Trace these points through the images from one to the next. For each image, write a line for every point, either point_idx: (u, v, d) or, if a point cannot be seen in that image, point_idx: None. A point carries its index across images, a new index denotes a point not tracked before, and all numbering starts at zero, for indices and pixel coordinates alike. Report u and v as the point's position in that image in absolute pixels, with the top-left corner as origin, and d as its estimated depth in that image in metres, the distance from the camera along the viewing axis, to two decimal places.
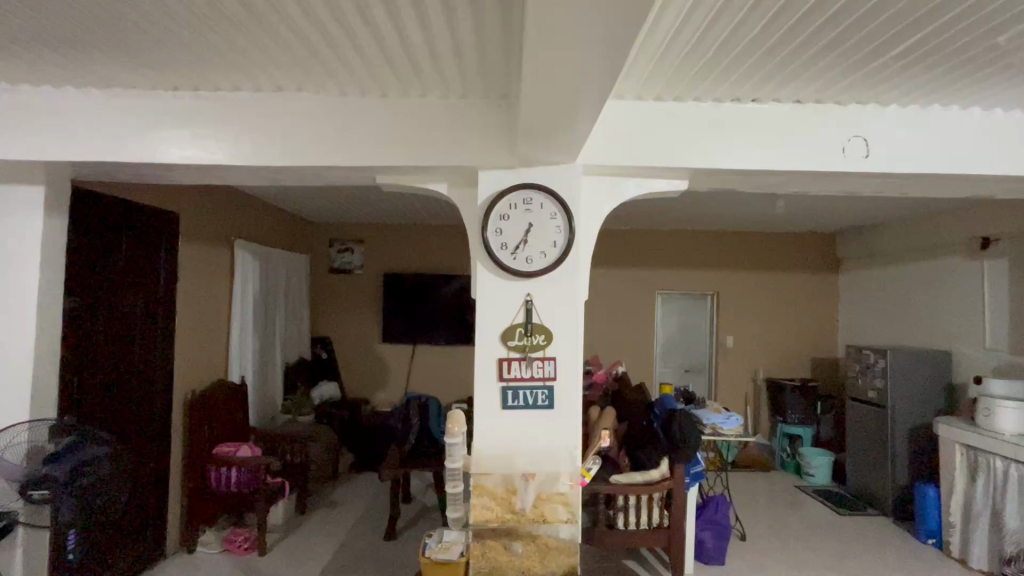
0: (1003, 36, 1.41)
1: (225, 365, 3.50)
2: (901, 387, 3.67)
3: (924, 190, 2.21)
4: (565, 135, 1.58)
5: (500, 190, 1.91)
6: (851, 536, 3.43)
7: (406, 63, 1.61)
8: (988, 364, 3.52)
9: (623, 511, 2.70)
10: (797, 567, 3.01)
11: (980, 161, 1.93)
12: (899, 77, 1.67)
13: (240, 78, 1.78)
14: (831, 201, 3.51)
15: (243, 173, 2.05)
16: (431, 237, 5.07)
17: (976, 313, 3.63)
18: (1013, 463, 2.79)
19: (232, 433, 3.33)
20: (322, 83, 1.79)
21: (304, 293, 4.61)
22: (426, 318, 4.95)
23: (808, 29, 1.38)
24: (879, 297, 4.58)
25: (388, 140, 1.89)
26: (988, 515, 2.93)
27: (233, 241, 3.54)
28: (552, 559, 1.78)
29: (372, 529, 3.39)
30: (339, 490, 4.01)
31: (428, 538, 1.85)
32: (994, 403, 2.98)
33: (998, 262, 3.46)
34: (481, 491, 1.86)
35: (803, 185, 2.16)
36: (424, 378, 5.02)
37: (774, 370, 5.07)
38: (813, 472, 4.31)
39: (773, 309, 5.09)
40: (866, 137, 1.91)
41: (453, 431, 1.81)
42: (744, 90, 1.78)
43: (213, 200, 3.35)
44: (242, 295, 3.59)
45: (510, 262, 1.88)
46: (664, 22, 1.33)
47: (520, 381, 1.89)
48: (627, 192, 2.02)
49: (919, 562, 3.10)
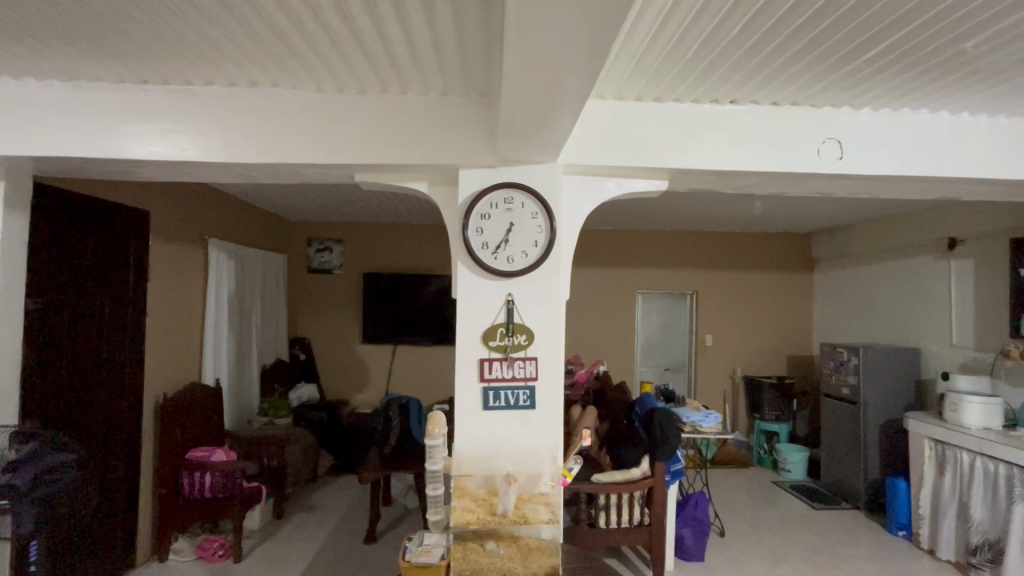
0: (970, 42, 1.44)
1: (199, 367, 3.41)
2: (873, 384, 3.77)
3: (895, 192, 2.27)
4: (546, 134, 1.57)
5: (480, 190, 1.89)
6: (826, 529, 3.51)
7: (385, 59, 1.58)
8: (954, 360, 3.64)
9: (604, 510, 2.71)
10: (775, 561, 3.06)
11: (948, 164, 1.99)
12: (872, 81, 1.71)
13: (212, 72, 1.73)
14: (807, 202, 3.57)
15: (216, 170, 2.00)
16: (412, 236, 5.02)
17: (943, 312, 3.75)
18: (979, 456, 2.88)
19: (207, 437, 3.25)
20: (298, 79, 1.75)
21: (281, 293, 4.53)
22: (407, 318, 4.90)
23: (784, 32, 1.39)
24: (852, 296, 4.69)
25: (366, 138, 1.86)
26: (955, 507, 3.02)
27: (207, 240, 3.45)
28: (535, 560, 1.75)
29: (351, 532, 3.34)
30: (318, 493, 3.94)
31: (410, 540, 1.85)
32: (960, 398, 3.09)
33: (964, 262, 3.58)
34: (462, 492, 1.82)
35: (779, 186, 2.20)
36: (405, 379, 4.97)
37: (751, 367, 5.15)
38: (790, 467, 4.41)
39: (750, 309, 5.18)
40: (839, 139, 1.95)
41: (433, 432, 1.77)
42: (722, 92, 1.80)
43: (186, 198, 3.25)
44: (217, 295, 3.50)
45: (491, 262, 1.86)
46: (644, 22, 1.33)
47: (502, 381, 1.88)
48: (607, 191, 2.02)
49: (891, 554, 3.18)
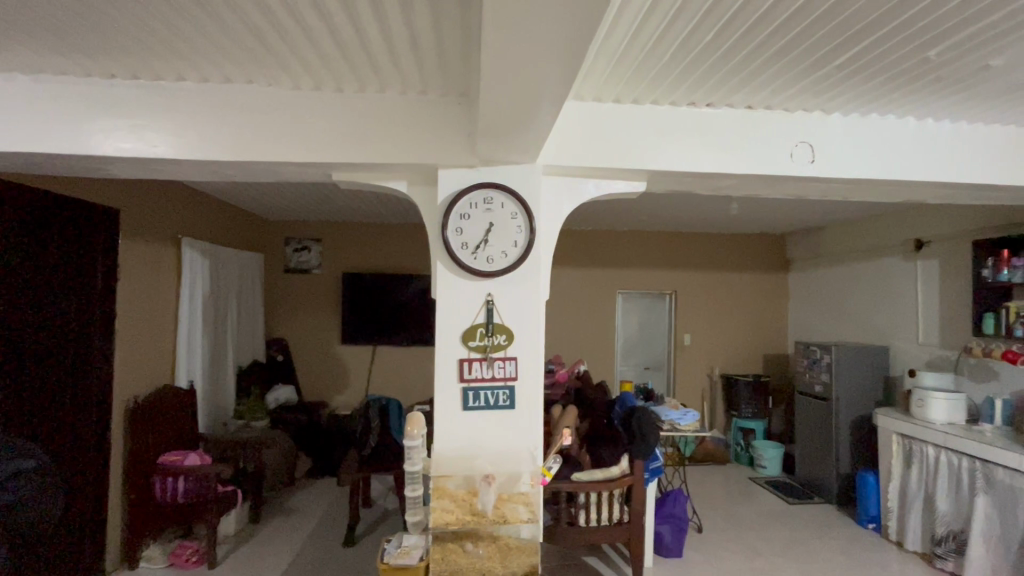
0: (933, 51, 1.50)
1: (172, 369, 3.33)
2: (845, 381, 3.87)
3: (864, 194, 2.34)
4: (525, 134, 1.58)
5: (459, 189, 1.89)
6: (800, 523, 3.59)
7: (362, 57, 1.56)
8: (920, 357, 3.76)
9: (584, 508, 2.73)
10: (751, 556, 3.12)
11: (913, 169, 2.06)
12: (841, 86, 1.75)
13: (183, 68, 1.69)
14: (781, 203, 3.65)
15: (189, 168, 1.95)
16: (392, 236, 4.98)
17: (910, 311, 3.87)
18: (943, 450, 2.99)
19: (180, 440, 3.16)
20: (274, 76, 1.72)
21: (258, 293, 4.45)
22: (387, 318, 4.85)
23: (755, 38, 1.43)
24: (825, 296, 4.81)
25: (344, 136, 1.84)
26: (921, 500, 3.13)
27: (180, 239, 3.37)
28: (514, 560, 1.74)
29: (329, 535, 3.30)
30: (295, 497, 3.87)
31: (388, 542, 1.83)
32: (925, 394, 3.19)
33: (930, 263, 3.71)
34: (442, 493, 1.80)
35: (753, 188, 2.24)
36: (385, 379, 4.93)
37: (728, 366, 5.25)
38: (765, 463, 4.51)
39: (727, 309, 5.27)
40: (811, 143, 2.00)
41: (412, 433, 1.76)
42: (698, 95, 1.83)
43: (158, 197, 3.17)
44: (191, 295, 3.43)
45: (471, 262, 1.86)
46: (623, 23, 1.34)
47: (481, 382, 1.88)
48: (586, 192, 2.04)
49: (861, 546, 3.28)
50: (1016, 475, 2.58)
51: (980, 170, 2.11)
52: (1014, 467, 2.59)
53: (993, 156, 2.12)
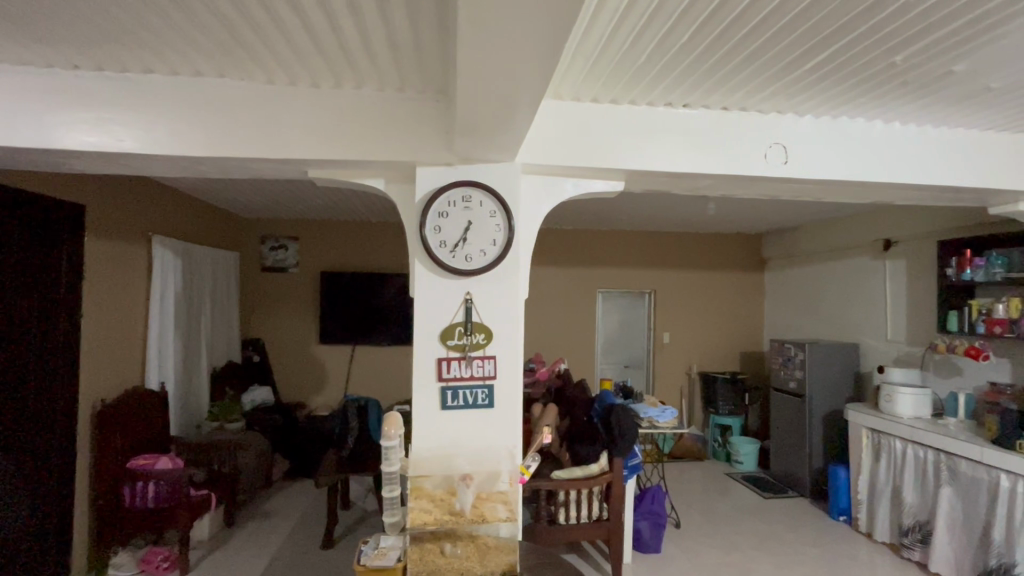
0: (899, 56, 1.54)
1: (142, 370, 3.25)
2: (818, 377, 3.97)
3: (836, 195, 2.40)
4: (503, 133, 1.57)
5: (437, 187, 1.87)
6: (774, 516, 3.67)
7: (338, 51, 1.54)
8: (889, 354, 3.87)
9: (564, 506, 2.74)
10: (727, 550, 3.17)
11: (882, 171, 2.12)
12: (814, 89, 1.79)
13: (152, 60, 1.64)
14: (756, 203, 3.72)
15: (159, 163, 1.90)
16: (372, 235, 4.92)
17: (879, 309, 3.99)
18: (910, 443, 3.09)
19: (150, 443, 3.08)
20: (248, 70, 1.69)
21: (233, 292, 4.35)
22: (366, 318, 4.79)
23: (729, 41, 1.45)
24: (799, 294, 4.92)
25: (320, 133, 1.81)
26: (890, 491, 3.23)
27: (151, 237, 3.28)
28: (492, 559, 1.66)
29: (307, 538, 3.25)
30: (272, 500, 3.80)
31: (365, 544, 1.77)
32: (893, 390, 3.29)
33: (898, 262, 3.82)
34: (419, 493, 1.73)
35: (729, 189, 2.28)
36: (364, 379, 4.87)
37: (706, 363, 5.33)
38: (742, 459, 4.59)
39: (705, 308, 5.36)
40: (784, 144, 2.04)
41: (389, 433, 1.71)
42: (675, 96, 1.85)
43: (126, 193, 3.08)
44: (163, 293, 3.36)
45: (450, 261, 1.85)
46: (600, 23, 1.35)
47: (459, 381, 1.87)
48: (564, 192, 2.04)
49: (832, 537, 3.37)
50: (977, 467, 2.69)
51: (943, 172, 2.18)
52: (975, 458, 2.69)
53: (957, 160, 2.20)
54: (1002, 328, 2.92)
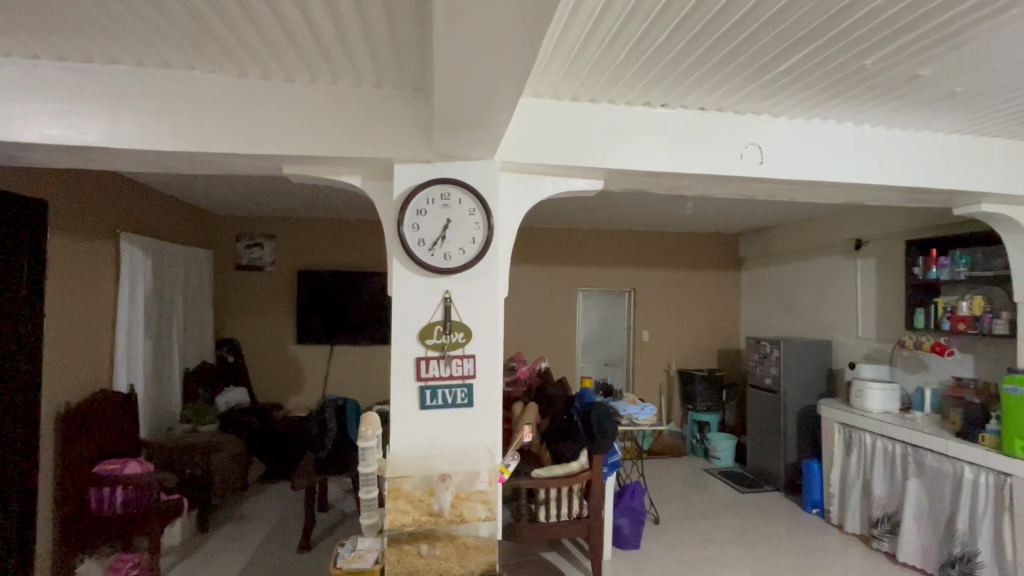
0: (869, 59, 1.58)
1: (110, 372, 3.15)
2: (792, 373, 4.06)
3: (809, 195, 2.45)
4: (482, 130, 1.56)
5: (415, 185, 1.86)
6: (750, 510, 3.74)
7: (312, 45, 1.51)
8: (860, 350, 3.98)
9: (544, 504, 2.76)
10: (704, 544, 3.23)
11: (853, 172, 2.17)
12: (789, 90, 1.82)
13: (117, 51, 1.58)
14: (732, 203, 3.78)
15: (126, 158, 1.84)
16: (351, 233, 4.85)
17: (851, 306, 4.09)
18: (879, 437, 3.18)
19: (118, 448, 2.98)
20: (219, 63, 1.64)
21: (206, 291, 4.24)
22: (345, 317, 4.72)
23: (705, 42, 1.47)
24: (774, 292, 5.03)
25: (294, 128, 1.77)
26: (860, 484, 3.32)
27: (119, 233, 3.18)
28: (471, 559, 1.65)
29: (283, 542, 3.20)
30: (247, 503, 3.73)
31: (342, 546, 1.76)
32: (863, 385, 3.38)
33: (868, 261, 3.93)
34: (397, 495, 1.68)
35: (706, 188, 2.31)
36: (343, 379, 4.81)
37: (684, 361, 5.41)
38: (719, 455, 4.67)
39: (683, 306, 5.43)
40: (760, 145, 2.08)
41: (366, 434, 1.68)
42: (653, 96, 1.87)
43: (92, 188, 2.98)
44: (132, 293, 3.27)
45: (429, 259, 1.83)
46: (578, 21, 1.34)
47: (439, 381, 1.86)
48: (544, 190, 2.04)
49: (806, 530, 3.45)
50: (942, 459, 2.78)
51: (911, 173, 2.24)
52: (940, 451, 2.78)
53: (925, 162, 2.26)
54: (967, 325, 3.01)
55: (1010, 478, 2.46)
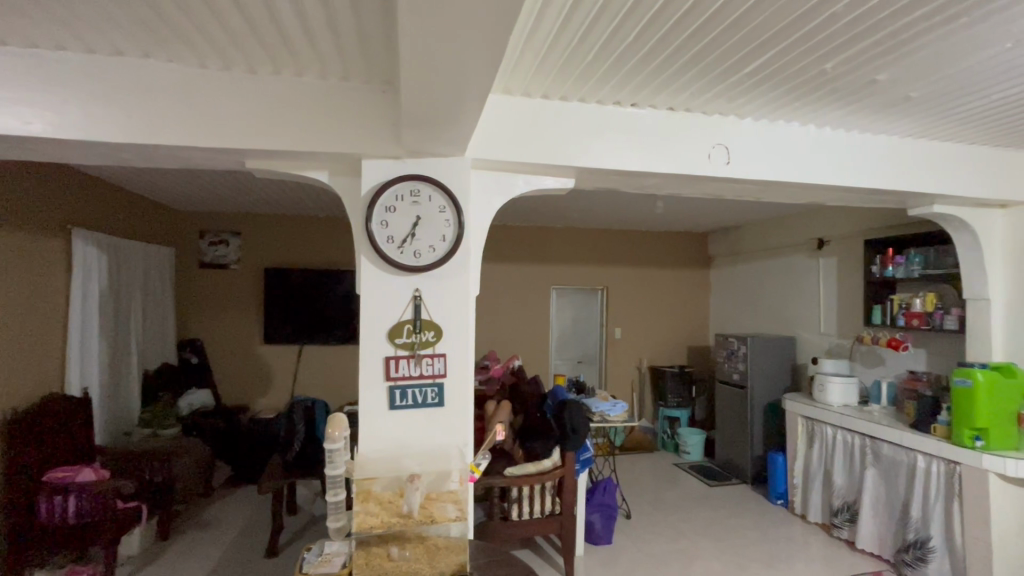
0: (829, 64, 1.62)
1: (62, 376, 3.01)
2: (758, 369, 4.17)
3: (775, 195, 2.51)
4: (451, 126, 1.55)
5: (384, 181, 1.82)
6: (718, 503, 3.83)
7: (275, 36, 1.46)
8: (822, 346, 4.12)
9: (517, 502, 2.75)
10: (674, 537, 3.28)
11: (816, 173, 2.24)
12: (754, 92, 1.86)
13: (64, 36, 1.50)
14: (701, 202, 3.86)
15: (76, 150, 1.75)
16: (320, 230, 4.74)
17: (814, 303, 4.23)
18: (839, 429, 3.30)
19: (70, 454, 2.83)
20: (176, 51, 1.57)
21: (168, 289, 4.09)
22: (314, 316, 4.61)
23: (673, 42, 1.48)
24: (741, 290, 5.15)
25: (258, 122, 1.71)
26: (822, 475, 3.43)
27: (70, 229, 3.02)
28: (442, 559, 1.63)
29: (249, 548, 3.11)
30: (212, 508, 3.61)
31: (309, 551, 1.72)
32: (825, 380, 3.50)
33: (830, 260, 4.07)
34: (366, 497, 1.63)
35: (676, 187, 2.34)
36: (313, 380, 4.70)
37: (655, 357, 5.49)
38: (689, 449, 4.77)
39: (655, 303, 5.51)
40: (726, 145, 2.12)
41: (333, 436, 1.64)
42: (623, 95, 1.88)
43: (39, 180, 2.81)
44: (84, 294, 3.12)
45: (398, 257, 1.80)
46: (546, 19, 1.34)
47: (408, 380, 1.83)
48: (516, 188, 2.03)
49: (771, 520, 3.55)
50: (898, 449, 2.90)
51: (869, 175, 2.33)
52: (896, 442, 2.90)
53: (882, 165, 2.35)
54: (920, 321, 3.14)
55: (960, 466, 2.59)
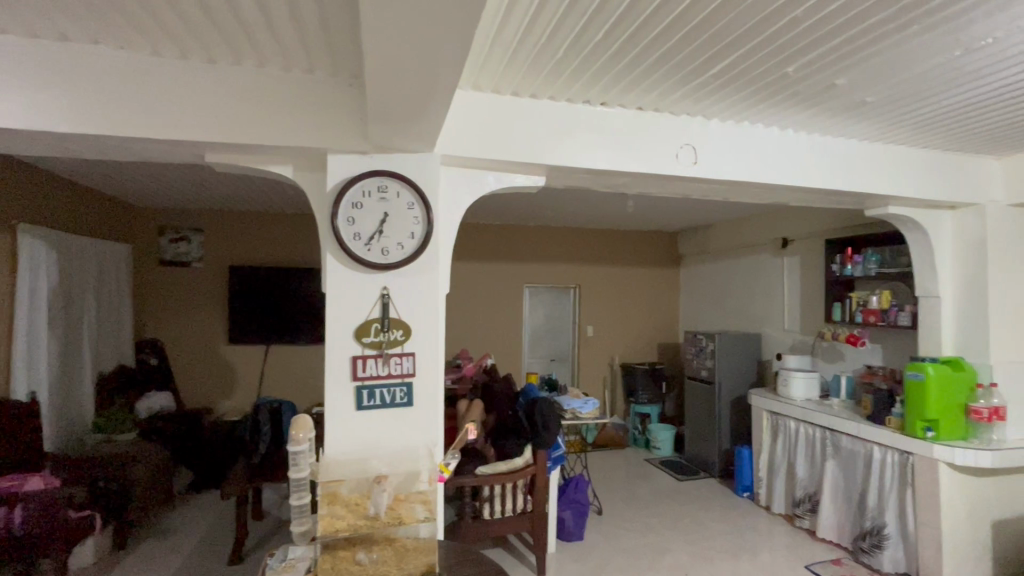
0: (791, 67, 1.66)
1: (7, 380, 2.84)
2: (725, 365, 4.27)
3: (740, 195, 2.57)
4: (419, 122, 1.52)
5: (351, 177, 1.78)
6: (687, 497, 3.91)
7: (235, 25, 1.41)
8: (786, 342, 4.25)
9: (488, 501, 2.75)
10: (645, 532, 3.33)
11: (779, 173, 2.30)
12: (720, 94, 1.89)
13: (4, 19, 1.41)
14: (670, 202, 3.93)
15: (18, 140, 1.65)
16: (288, 227, 4.62)
17: (778, 301, 4.36)
18: (801, 423, 3.41)
19: (15, 462, 2.68)
20: (128, 38, 1.50)
21: (124, 288, 3.92)
22: (282, 315, 4.49)
23: (640, 42, 1.49)
24: (710, 288, 5.27)
25: (218, 113, 1.65)
26: (785, 467, 3.53)
27: (15, 226, 2.85)
28: (410, 561, 1.61)
29: (212, 555, 3.00)
30: (173, 515, 3.48)
31: (271, 557, 1.68)
32: (789, 375, 3.60)
33: (794, 258, 4.20)
34: (332, 500, 1.58)
35: (645, 187, 2.37)
36: (280, 381, 4.58)
37: (627, 354, 5.57)
38: (659, 445, 4.85)
39: (626, 301, 5.58)
40: (694, 145, 2.15)
41: (297, 438, 1.58)
42: (593, 94, 1.89)
43: None
44: (32, 295, 2.96)
45: (365, 254, 1.77)
46: (514, 17, 1.33)
47: (376, 380, 1.80)
48: (486, 184, 2.02)
49: (737, 512, 3.65)
50: (856, 441, 3.01)
51: (828, 176, 2.40)
52: (854, 434, 3.01)
53: (841, 167, 2.43)
54: (876, 317, 3.28)
55: (913, 456, 2.70)
